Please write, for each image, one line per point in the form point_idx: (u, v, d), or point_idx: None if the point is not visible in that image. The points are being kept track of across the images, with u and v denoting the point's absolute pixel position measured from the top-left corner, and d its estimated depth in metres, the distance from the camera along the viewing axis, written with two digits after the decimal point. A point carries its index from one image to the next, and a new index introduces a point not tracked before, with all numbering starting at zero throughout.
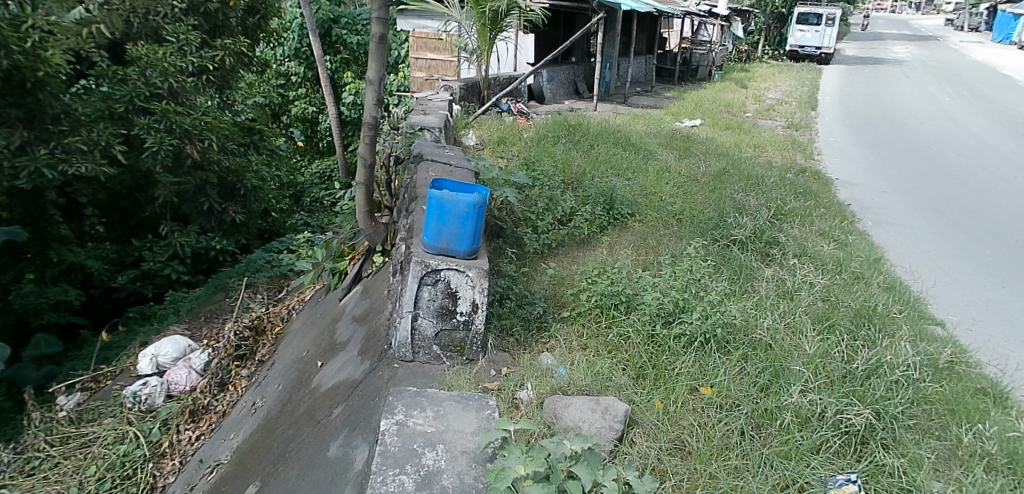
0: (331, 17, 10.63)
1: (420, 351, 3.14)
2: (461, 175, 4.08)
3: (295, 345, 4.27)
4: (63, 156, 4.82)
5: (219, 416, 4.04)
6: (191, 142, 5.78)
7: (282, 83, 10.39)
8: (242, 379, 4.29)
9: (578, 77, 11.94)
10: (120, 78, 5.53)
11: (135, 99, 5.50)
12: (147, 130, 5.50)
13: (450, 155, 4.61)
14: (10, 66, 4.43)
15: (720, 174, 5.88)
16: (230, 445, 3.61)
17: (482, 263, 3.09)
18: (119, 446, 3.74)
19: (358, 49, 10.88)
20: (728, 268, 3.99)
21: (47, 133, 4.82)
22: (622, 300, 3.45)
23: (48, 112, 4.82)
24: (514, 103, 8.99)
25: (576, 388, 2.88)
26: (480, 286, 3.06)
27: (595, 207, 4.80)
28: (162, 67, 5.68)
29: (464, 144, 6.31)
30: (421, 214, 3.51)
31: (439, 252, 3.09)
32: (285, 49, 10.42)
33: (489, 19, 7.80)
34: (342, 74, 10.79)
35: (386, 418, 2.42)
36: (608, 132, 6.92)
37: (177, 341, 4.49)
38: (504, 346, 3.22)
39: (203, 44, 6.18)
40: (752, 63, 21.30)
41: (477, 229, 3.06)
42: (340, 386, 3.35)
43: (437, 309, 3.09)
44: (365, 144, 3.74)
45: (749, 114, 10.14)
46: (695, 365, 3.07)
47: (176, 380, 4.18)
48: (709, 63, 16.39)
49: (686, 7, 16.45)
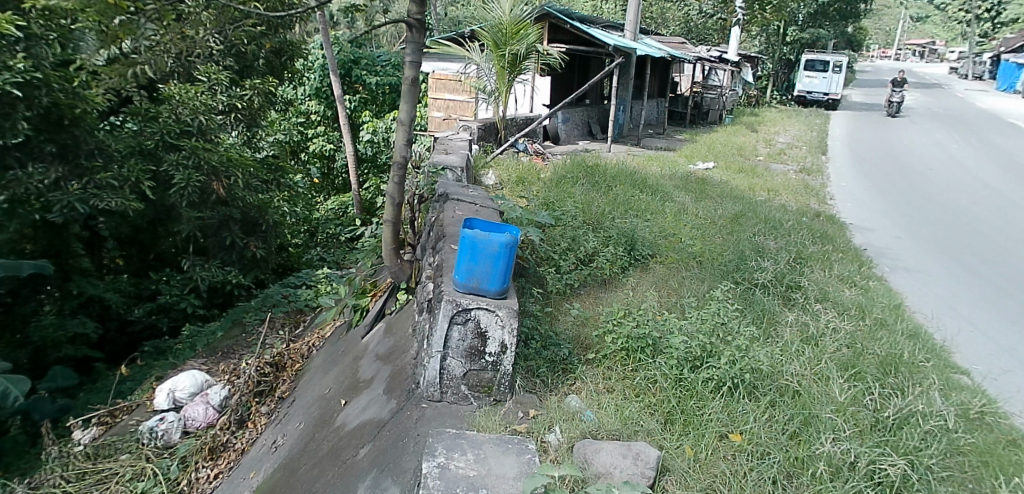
0: (352, 58, 10.93)
1: (448, 391, 3.13)
2: (487, 215, 4.14)
3: (315, 383, 4.27)
4: (94, 192, 4.88)
5: (237, 454, 3.99)
6: (218, 178, 5.92)
7: (303, 121, 10.53)
8: (262, 416, 4.26)
9: (592, 119, 12.12)
10: (151, 115, 5.67)
11: (166, 136, 5.64)
12: (176, 167, 5.59)
13: (474, 194, 4.67)
14: (50, 104, 4.59)
15: (738, 217, 5.93)
16: (249, 484, 3.57)
17: (512, 303, 3.10)
18: (137, 484, 3.70)
19: (377, 89, 11.07)
20: (752, 312, 4.00)
21: (81, 170, 4.93)
22: (649, 344, 3.45)
23: (83, 148, 4.93)
24: (530, 143, 9.07)
25: (606, 433, 2.86)
26: (510, 326, 3.06)
27: (617, 247, 4.81)
28: (192, 106, 5.86)
29: (483, 183, 6.38)
30: (450, 252, 3.53)
31: (469, 291, 3.10)
32: (305, 89, 10.61)
33: (508, 62, 7.99)
34: (360, 113, 10.93)
35: (426, 461, 2.41)
36: (625, 173, 7.00)
37: (195, 376, 4.48)
38: (531, 388, 3.21)
39: (234, 83, 6.32)
40: (763, 108, 21.61)
41: (508, 270, 3.10)
42: (365, 425, 3.33)
43: (466, 349, 3.09)
44: (393, 183, 3.80)
45: (760, 157, 10.26)
46: (724, 411, 3.05)
47: (193, 416, 4.16)
48: (720, 107, 16.61)
49: (696, 53, 16.70)
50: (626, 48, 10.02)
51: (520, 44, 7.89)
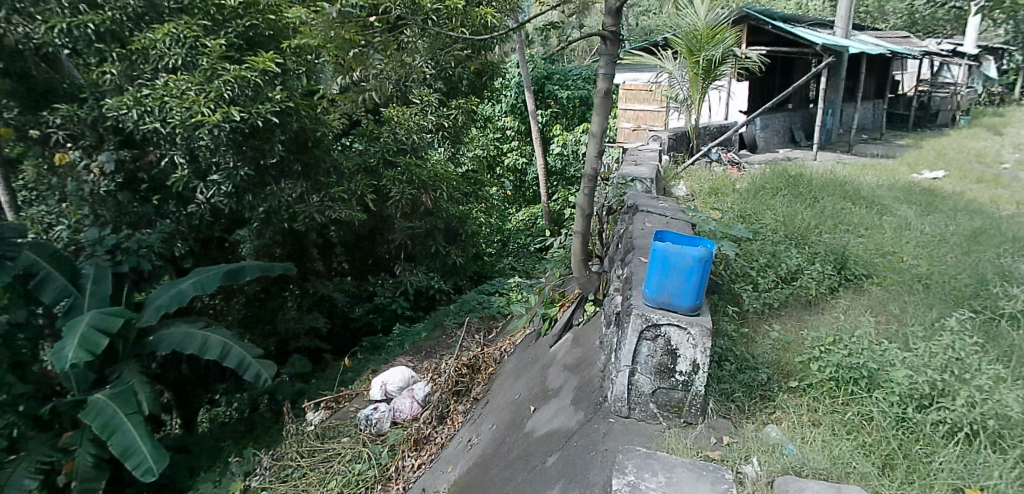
0: (545, 74, 11.36)
1: (636, 408, 3.12)
2: (678, 227, 4.04)
3: (506, 387, 4.48)
4: (329, 203, 5.85)
5: (437, 448, 4.33)
6: (426, 192, 6.63)
7: (498, 136, 11.19)
8: (459, 414, 4.58)
9: (795, 125, 11.23)
10: (373, 136, 6.57)
11: (385, 154, 6.50)
12: (392, 182, 6.37)
13: (665, 206, 4.57)
14: (299, 128, 5.55)
15: (978, 234, 5.12)
16: (448, 477, 3.86)
17: (705, 321, 2.99)
18: (356, 465, 4.21)
19: (568, 103, 11.34)
20: (999, 347, 3.41)
21: (320, 185, 5.91)
22: (863, 376, 3.11)
23: (322, 166, 5.92)
24: (725, 152, 8.66)
25: (811, 470, 2.63)
26: (702, 345, 2.95)
27: (824, 265, 4.40)
28: (406, 126, 6.56)
29: (674, 194, 6.24)
30: (640, 266, 3.50)
31: (659, 306, 3.05)
32: (502, 106, 11.21)
33: (703, 68, 7.70)
34: (551, 127, 11.31)
35: (617, 478, 2.42)
36: (835, 184, 6.38)
37: (403, 372, 4.95)
38: (725, 413, 3.06)
39: (442, 103, 6.87)
40: (1012, 106, 18.38)
41: (701, 285, 2.99)
42: (554, 434, 3.43)
43: (656, 367, 3.05)
44: (584, 195, 3.87)
45: (1008, 164, 8.73)
46: (961, 463, 2.64)
47: (400, 408, 4.62)
48: (953, 107, 14.46)
49: (924, 47, 14.72)
50: (836, 46, 9.14)
51: (716, 49, 7.57)
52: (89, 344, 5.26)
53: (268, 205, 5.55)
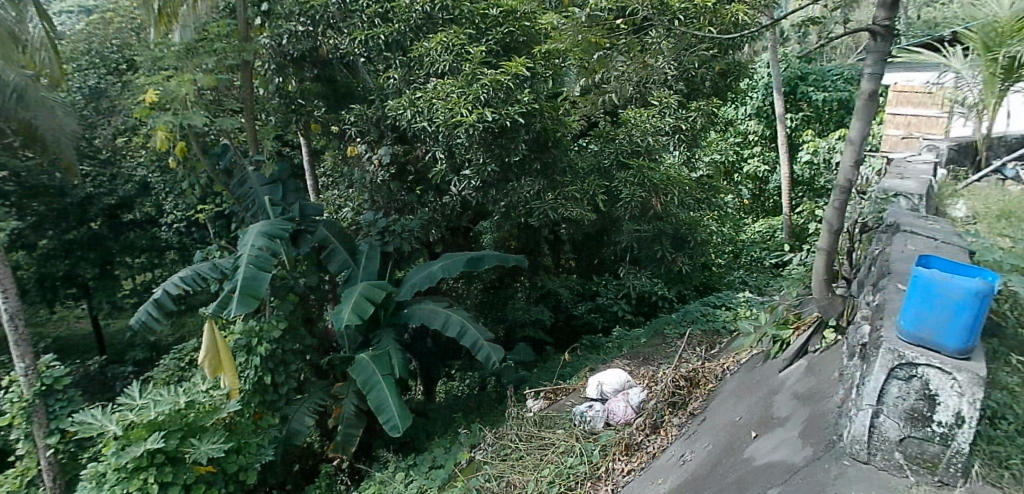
0: (799, 74, 10.56)
1: (877, 454, 2.85)
2: (951, 253, 3.48)
3: (727, 407, 4.32)
4: (563, 201, 6.73)
5: (648, 456, 4.35)
6: (657, 196, 7.35)
7: (740, 141, 10.76)
8: (672, 426, 4.52)
9: None
10: (609, 138, 7.27)
11: (619, 156, 7.17)
12: (624, 184, 7.17)
13: (935, 228, 3.97)
14: (541, 129, 6.50)
15: None
16: (656, 489, 3.87)
17: (978, 368, 2.55)
18: (568, 458, 4.54)
19: (823, 106, 10.34)
20: None
21: (557, 184, 6.87)
22: None
23: (559, 166, 6.89)
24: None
25: None
26: (972, 394, 2.55)
27: None
28: (643, 128, 6.99)
29: (950, 215, 5.35)
30: (897, 295, 3.10)
31: (918, 343, 2.69)
32: (747, 108, 10.65)
33: (1003, 67, 6.50)
34: (801, 132, 10.47)
35: None
36: None
37: (620, 376, 5.14)
38: (995, 482, 2.56)
39: (681, 105, 6.94)
40: None
41: (975, 323, 2.56)
42: (776, 467, 3.29)
43: (906, 412, 2.73)
44: (833, 208, 3.71)
45: None
46: None
47: (614, 410, 4.82)
48: None
49: None
50: None
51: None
52: (360, 309, 6.27)
53: (507, 197, 6.89)
